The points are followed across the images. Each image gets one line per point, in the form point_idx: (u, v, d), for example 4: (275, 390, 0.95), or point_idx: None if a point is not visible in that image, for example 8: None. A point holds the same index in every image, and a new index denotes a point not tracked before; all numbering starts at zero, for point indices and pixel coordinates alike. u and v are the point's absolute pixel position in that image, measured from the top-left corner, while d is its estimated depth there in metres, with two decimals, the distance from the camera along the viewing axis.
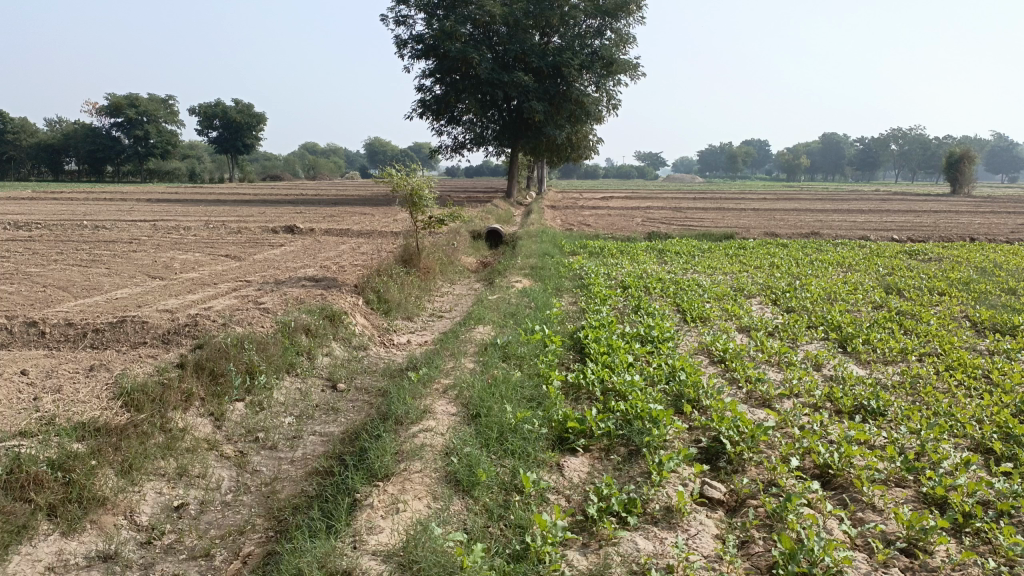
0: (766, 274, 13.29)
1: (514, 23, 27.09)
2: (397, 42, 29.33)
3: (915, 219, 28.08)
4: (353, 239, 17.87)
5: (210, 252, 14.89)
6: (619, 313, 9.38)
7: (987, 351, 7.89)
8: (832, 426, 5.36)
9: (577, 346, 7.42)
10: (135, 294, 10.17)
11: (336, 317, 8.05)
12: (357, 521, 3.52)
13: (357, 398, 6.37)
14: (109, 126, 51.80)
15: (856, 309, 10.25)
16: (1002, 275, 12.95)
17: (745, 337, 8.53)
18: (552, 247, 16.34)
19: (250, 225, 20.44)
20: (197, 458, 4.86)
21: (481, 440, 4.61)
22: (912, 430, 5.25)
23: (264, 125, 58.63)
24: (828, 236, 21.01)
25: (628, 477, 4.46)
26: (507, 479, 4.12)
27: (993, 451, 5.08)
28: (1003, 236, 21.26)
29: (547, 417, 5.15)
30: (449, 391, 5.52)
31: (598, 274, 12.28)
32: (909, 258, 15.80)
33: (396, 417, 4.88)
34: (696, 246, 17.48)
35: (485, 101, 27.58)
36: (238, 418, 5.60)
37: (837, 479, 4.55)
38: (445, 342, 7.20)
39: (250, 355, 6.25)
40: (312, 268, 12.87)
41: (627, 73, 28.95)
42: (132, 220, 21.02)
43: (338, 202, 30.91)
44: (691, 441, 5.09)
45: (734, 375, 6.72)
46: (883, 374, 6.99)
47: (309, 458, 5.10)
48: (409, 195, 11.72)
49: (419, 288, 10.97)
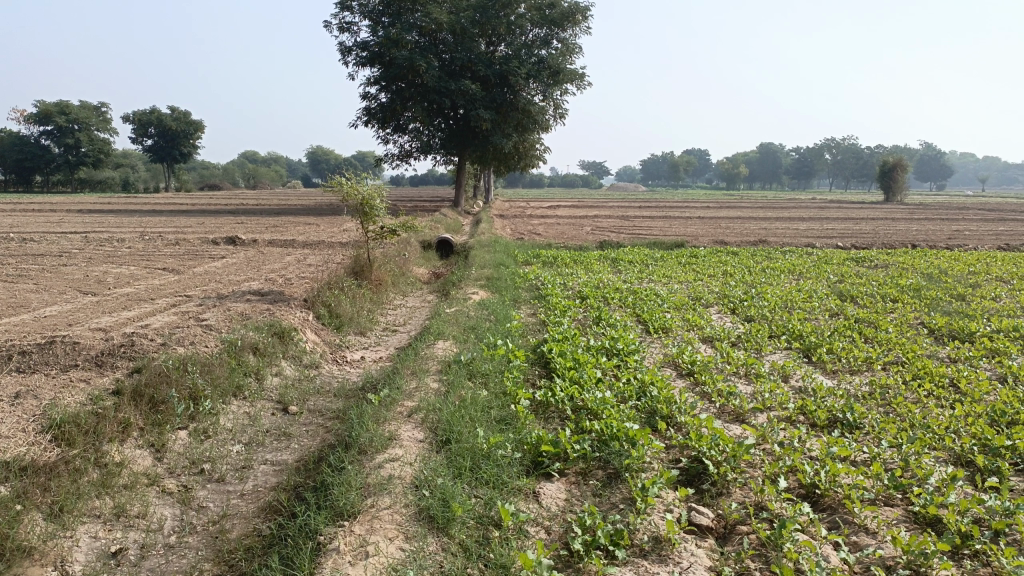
0: (721, 283, 13.24)
1: (460, 32, 26.87)
2: (340, 49, 28.80)
3: (856, 227, 28.67)
4: (298, 250, 17.29)
5: (146, 266, 14.18)
6: (580, 324, 9.12)
7: (949, 358, 7.87)
8: (811, 441, 5.17)
9: (541, 360, 7.15)
10: (65, 311, 9.52)
11: (286, 334, 7.63)
12: (322, 570, 3.15)
13: (311, 422, 5.97)
14: (37, 134, 49.70)
15: (814, 316, 10.23)
16: (948, 281, 13.17)
17: (710, 348, 8.37)
18: (505, 256, 16.08)
19: (188, 236, 19.63)
20: (137, 495, 4.42)
21: (452, 469, 4.27)
22: (893, 444, 5.09)
23: (201, 134, 57.01)
24: (775, 244, 21.23)
25: (610, 505, 4.19)
26: (484, 512, 3.81)
27: (974, 464, 4.94)
28: (942, 243, 21.78)
29: (519, 439, 4.85)
30: (415, 415, 5.15)
31: (554, 284, 12.05)
32: (856, 265, 16.03)
33: (359, 446, 4.48)
34: (649, 255, 17.44)
35: (432, 109, 27.24)
36: (182, 448, 5.15)
37: (825, 499, 4.36)
38: (404, 360, 6.83)
39: (194, 379, 5.79)
40: (256, 281, 12.33)
41: (573, 83, 28.96)
42: (62, 232, 19.99)
43: (280, 212, 30.18)
44: (670, 461, 4.85)
45: (704, 390, 6.52)
46: (851, 385, 6.88)
47: (262, 491, 4.70)
48: (359, 205, 11.30)
49: (371, 301, 10.58)
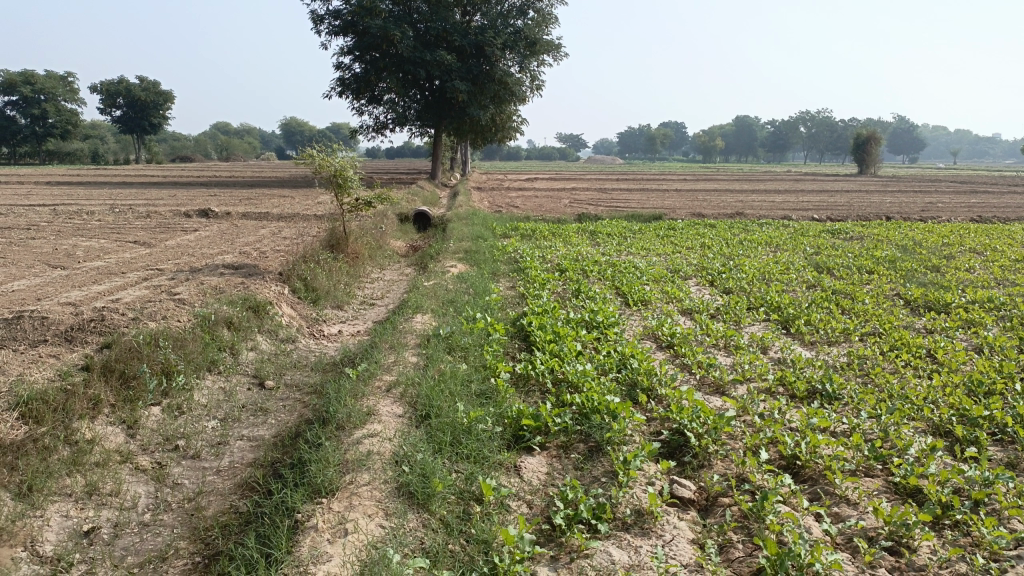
0: (699, 255, 13.23)
1: (436, 1, 26.42)
2: (313, 18, 28.25)
3: (831, 199, 28.83)
4: (273, 223, 17.04)
5: (116, 239, 13.88)
6: (560, 297, 9.07)
7: (925, 329, 7.93)
8: (791, 412, 5.18)
9: (521, 334, 7.09)
10: (33, 286, 9.29)
11: (261, 308, 7.50)
12: (301, 549, 3.08)
13: (288, 397, 5.88)
14: (2, 105, 48.47)
15: (792, 289, 10.25)
16: (923, 253, 13.27)
17: (689, 320, 8.36)
18: (484, 229, 15.96)
19: (160, 209, 19.25)
20: (109, 473, 4.31)
21: (433, 444, 4.22)
22: (872, 415, 5.12)
23: (172, 105, 55.92)
24: (753, 216, 21.25)
25: (592, 478, 4.16)
26: (464, 488, 3.76)
27: (953, 434, 4.98)
28: (916, 214, 21.98)
29: (499, 413, 4.80)
30: (393, 390, 5.06)
31: (533, 257, 11.97)
32: (832, 237, 16.10)
33: (337, 421, 4.39)
34: (627, 227, 17.40)
35: (407, 80, 26.84)
36: (156, 424, 5.04)
37: (805, 470, 4.36)
38: (382, 333, 6.73)
39: (166, 353, 5.65)
40: (230, 254, 12.12)
41: (551, 53, 28.62)
42: (28, 205, 19.51)
43: (254, 185, 29.74)
44: (651, 434, 4.83)
45: (684, 361, 6.52)
46: (829, 356, 6.91)
47: (238, 467, 4.61)
48: (332, 176, 11.10)
49: (348, 274, 10.45)
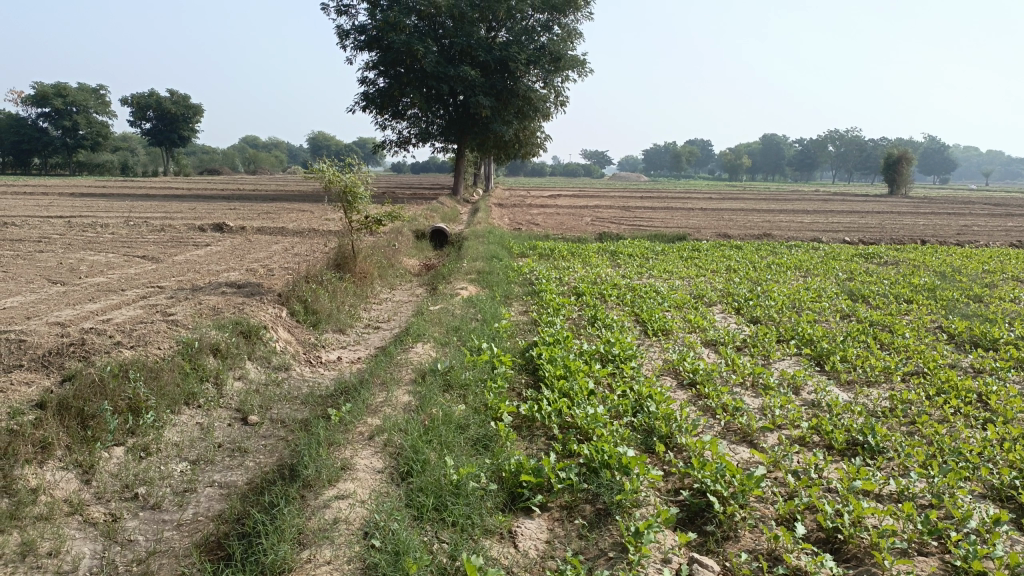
0: (725, 279, 12.61)
1: (460, 16, 26.12)
2: (339, 32, 28.09)
3: (862, 220, 27.94)
4: (288, 239, 16.63)
5: (125, 253, 13.51)
6: (574, 325, 8.49)
7: (973, 369, 7.25)
8: (830, 469, 4.53)
9: (529, 366, 6.53)
10: (27, 302, 8.91)
11: (253, 333, 6.98)
12: None
13: (271, 435, 5.35)
14: (36, 117, 49.04)
15: (824, 319, 9.59)
16: (964, 280, 12.51)
17: (713, 353, 7.73)
18: (500, 247, 15.42)
19: (176, 222, 18.94)
20: (50, 529, 3.82)
21: (412, 510, 3.69)
22: (922, 476, 4.47)
23: (201, 118, 56.25)
24: (781, 238, 20.52)
25: (597, 551, 3.58)
26: (446, 564, 3.22)
27: (1016, 501, 4.31)
28: (952, 238, 21.12)
29: (496, 466, 4.24)
30: (377, 438, 4.54)
31: (549, 279, 11.40)
32: (865, 262, 15.38)
33: (304, 479, 3.89)
34: (650, 248, 16.79)
35: (430, 95, 26.48)
36: (115, 469, 4.54)
37: (848, 547, 3.74)
38: (377, 365, 6.23)
39: (135, 387, 5.17)
40: (236, 272, 11.71)
41: (575, 69, 28.13)
42: (46, 216, 19.30)
43: (275, 198, 29.46)
44: (668, 494, 4.24)
45: (707, 404, 5.90)
46: (869, 400, 6.24)
47: (201, 522, 4.07)
48: (342, 192, 10.62)
49: (353, 295, 9.95)
